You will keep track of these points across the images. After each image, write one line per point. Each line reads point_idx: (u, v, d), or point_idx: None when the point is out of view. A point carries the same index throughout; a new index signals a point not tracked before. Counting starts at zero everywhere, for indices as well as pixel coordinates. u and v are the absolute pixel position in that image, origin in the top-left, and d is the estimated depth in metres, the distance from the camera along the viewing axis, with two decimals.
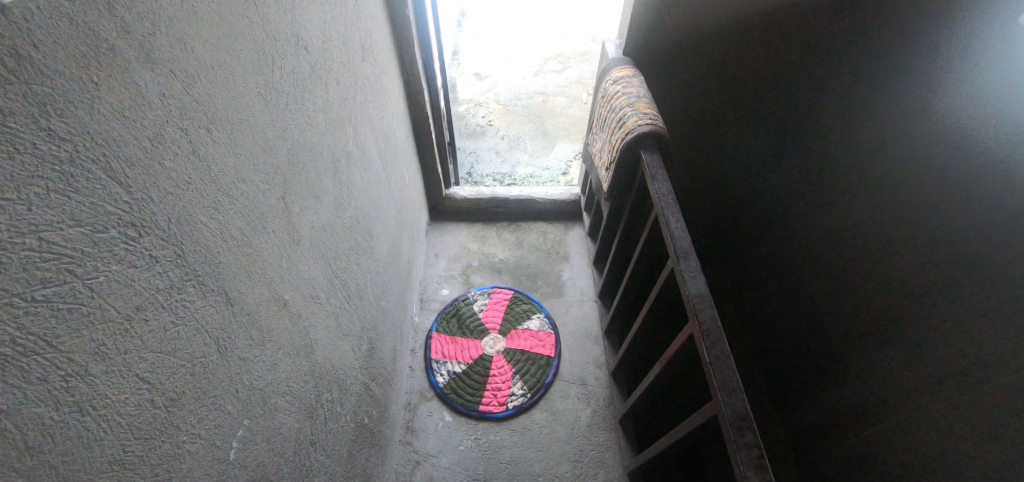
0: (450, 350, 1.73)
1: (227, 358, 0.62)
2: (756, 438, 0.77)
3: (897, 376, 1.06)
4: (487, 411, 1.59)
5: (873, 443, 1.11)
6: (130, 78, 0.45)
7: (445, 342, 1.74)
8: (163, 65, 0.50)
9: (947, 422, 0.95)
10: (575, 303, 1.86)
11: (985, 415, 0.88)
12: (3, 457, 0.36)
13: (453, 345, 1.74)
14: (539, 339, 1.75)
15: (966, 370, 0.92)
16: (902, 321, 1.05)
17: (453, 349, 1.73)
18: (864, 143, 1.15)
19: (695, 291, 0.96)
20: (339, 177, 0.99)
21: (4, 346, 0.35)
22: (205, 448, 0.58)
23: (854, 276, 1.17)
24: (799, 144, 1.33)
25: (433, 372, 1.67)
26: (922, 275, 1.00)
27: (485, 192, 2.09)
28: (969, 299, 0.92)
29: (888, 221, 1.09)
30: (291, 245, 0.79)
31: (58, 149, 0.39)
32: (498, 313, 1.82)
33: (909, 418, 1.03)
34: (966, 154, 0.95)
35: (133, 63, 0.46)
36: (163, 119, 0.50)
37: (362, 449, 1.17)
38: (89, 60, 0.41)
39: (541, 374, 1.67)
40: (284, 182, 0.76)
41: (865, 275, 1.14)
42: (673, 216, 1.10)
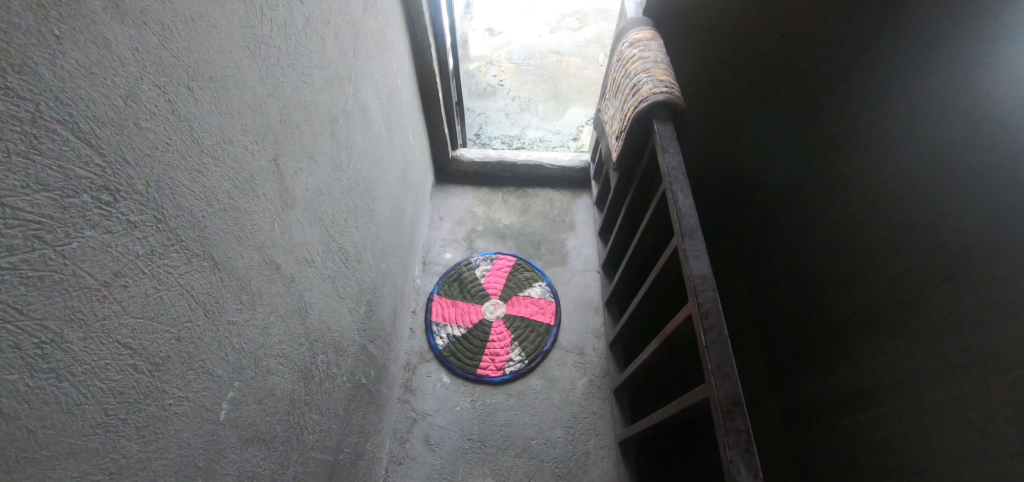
0: (450, 313, 1.74)
1: (215, 323, 0.62)
2: (746, 424, 0.77)
3: (849, 376, 1.07)
4: (485, 375, 1.62)
5: (820, 436, 1.14)
6: (98, 31, 0.42)
7: (445, 305, 1.75)
8: (135, 17, 0.46)
9: (886, 426, 0.97)
10: (578, 272, 1.85)
11: (918, 424, 0.90)
12: None
13: (454, 309, 1.75)
14: (539, 307, 1.75)
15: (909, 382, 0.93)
16: (867, 325, 1.04)
17: (454, 313, 1.74)
18: (861, 137, 1.07)
19: (698, 271, 0.93)
20: (337, 137, 0.96)
21: None
22: (194, 410, 0.59)
23: (829, 274, 1.16)
24: (795, 133, 1.27)
25: (433, 334, 1.69)
26: (891, 286, 0.99)
27: (493, 156, 2.06)
28: (925, 317, 0.91)
29: (865, 227, 1.06)
30: (283, 209, 0.77)
31: (18, 109, 0.37)
32: (500, 279, 1.81)
33: (854, 416, 1.05)
34: (946, 171, 0.90)
35: (101, 15, 0.43)
36: (138, 76, 0.47)
37: (359, 407, 1.20)
38: (49, 12, 0.38)
39: (540, 341, 1.68)
40: (276, 141, 0.73)
41: (841, 276, 1.12)
42: (681, 191, 1.05)
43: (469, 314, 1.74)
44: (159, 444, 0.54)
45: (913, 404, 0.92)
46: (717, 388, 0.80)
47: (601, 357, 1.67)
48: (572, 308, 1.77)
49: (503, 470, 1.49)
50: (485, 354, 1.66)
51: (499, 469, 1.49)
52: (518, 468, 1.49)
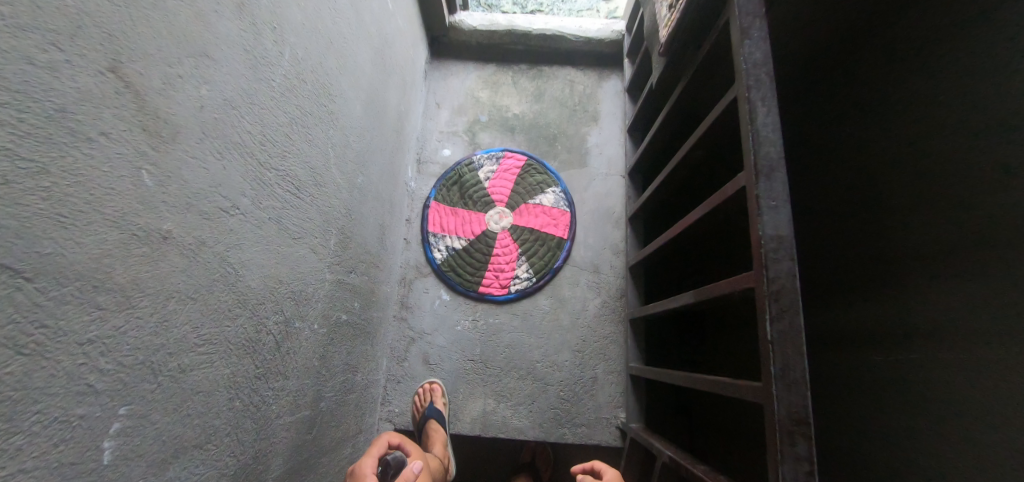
0: (449, 222, 1.51)
1: (52, 351, 0.41)
2: (810, 451, 0.58)
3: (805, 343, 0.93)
4: (487, 293, 1.46)
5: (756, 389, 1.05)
6: None
7: (444, 212, 1.52)
8: None
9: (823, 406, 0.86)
10: (600, 176, 1.56)
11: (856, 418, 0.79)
12: None
13: (453, 217, 1.51)
14: (552, 217, 1.51)
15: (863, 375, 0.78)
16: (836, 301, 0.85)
17: (454, 222, 1.51)
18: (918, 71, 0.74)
19: (772, 230, 0.65)
20: (249, 16, 0.63)
21: None
22: (46, 473, 0.41)
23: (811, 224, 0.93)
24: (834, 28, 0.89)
25: (430, 246, 1.49)
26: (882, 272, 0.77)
27: (501, 22, 1.64)
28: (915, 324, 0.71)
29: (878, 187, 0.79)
30: (159, 144, 0.50)
31: None
32: (507, 183, 1.54)
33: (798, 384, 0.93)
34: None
35: None
36: None
37: (343, 346, 1.06)
38: None
39: (551, 257, 1.48)
40: (108, 38, 0.43)
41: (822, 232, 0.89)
42: (761, 101, 0.72)
43: (471, 224, 1.51)
44: None
45: (868, 427, 0.76)
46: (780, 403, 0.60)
47: (618, 278, 1.48)
48: (590, 219, 1.52)
49: (506, 391, 1.41)
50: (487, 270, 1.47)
51: (501, 391, 1.41)
52: (522, 391, 1.41)
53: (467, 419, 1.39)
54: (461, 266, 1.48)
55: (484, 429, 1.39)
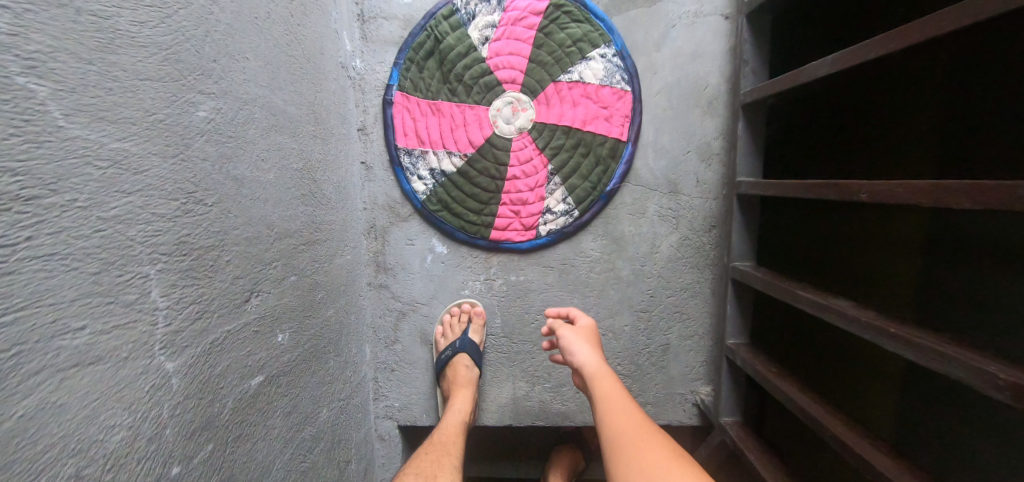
0: (429, 128, 0.90)
1: None
2: None
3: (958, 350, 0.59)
4: (503, 240, 0.93)
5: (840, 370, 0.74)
6: None
7: (417, 111, 0.89)
8: None
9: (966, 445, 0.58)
10: (683, 20, 0.87)
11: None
12: None
13: (435, 118, 0.89)
14: (601, 105, 0.89)
15: None
16: None
17: (436, 128, 0.90)
18: None
19: None
20: None
21: None
22: None
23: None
24: None
25: (403, 173, 0.91)
26: None
27: None
28: None
29: None
30: None
31: None
32: (520, 48, 0.88)
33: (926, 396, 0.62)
34: None
35: None
36: None
37: (268, 418, 0.61)
38: None
39: (602, 176, 0.91)
40: None
41: None
42: None
43: (466, 128, 0.90)
44: None
45: None
46: None
47: (709, 200, 0.92)
48: (665, 103, 0.90)
49: (542, 371, 1.00)
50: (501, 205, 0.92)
51: (536, 372, 1.00)
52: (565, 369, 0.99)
53: (492, 409, 1.01)
54: (458, 201, 0.92)
55: (517, 419, 1.02)
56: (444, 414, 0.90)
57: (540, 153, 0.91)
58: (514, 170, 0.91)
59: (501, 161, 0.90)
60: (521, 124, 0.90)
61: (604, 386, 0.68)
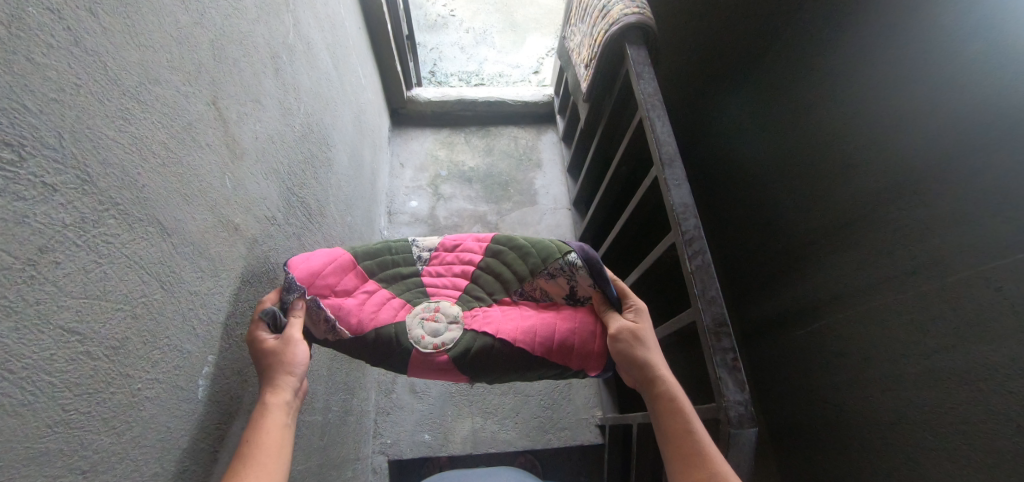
0: (458, 360, 0.88)
1: (175, 295, 0.54)
2: (721, 308, 0.85)
3: (789, 327, 1.28)
4: (603, 346, 0.88)
5: None
6: None
7: (364, 318, 0.86)
8: None
9: (808, 367, 1.20)
10: (548, 211, 1.76)
11: (837, 384, 1.12)
12: None
13: (449, 356, 0.88)
14: (527, 313, 0.95)
15: (848, 362, 1.09)
16: (831, 308, 1.14)
17: (403, 339, 0.87)
18: (886, 165, 1.01)
19: (679, 199, 0.93)
20: (280, 77, 0.86)
21: None
22: (167, 392, 0.53)
23: (804, 259, 1.22)
24: (789, 131, 1.26)
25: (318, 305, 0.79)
26: (860, 296, 1.06)
27: (452, 94, 1.94)
28: (894, 336, 0.99)
29: (867, 240, 1.04)
30: (234, 160, 0.68)
31: None
32: (504, 325, 0.92)
33: None
34: (959, 216, 0.88)
35: None
36: (49, 15, 0.39)
37: (341, 365, 1.17)
38: None
39: (550, 248, 0.97)
40: (211, 83, 0.63)
41: (818, 257, 1.17)
42: (658, 118, 1.03)
43: (436, 347, 0.88)
44: (131, 434, 0.48)
45: (866, 396, 1.04)
46: (704, 312, 0.84)
47: None
48: None
49: (491, 408, 1.52)
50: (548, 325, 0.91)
51: (486, 409, 1.52)
52: (505, 405, 1.53)
53: (458, 440, 1.46)
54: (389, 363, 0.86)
55: (475, 448, 1.46)
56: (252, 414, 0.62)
57: (492, 328, 0.91)
58: (515, 322, 0.93)
59: (403, 274, 0.97)
60: (449, 336, 0.90)
61: (675, 388, 0.75)
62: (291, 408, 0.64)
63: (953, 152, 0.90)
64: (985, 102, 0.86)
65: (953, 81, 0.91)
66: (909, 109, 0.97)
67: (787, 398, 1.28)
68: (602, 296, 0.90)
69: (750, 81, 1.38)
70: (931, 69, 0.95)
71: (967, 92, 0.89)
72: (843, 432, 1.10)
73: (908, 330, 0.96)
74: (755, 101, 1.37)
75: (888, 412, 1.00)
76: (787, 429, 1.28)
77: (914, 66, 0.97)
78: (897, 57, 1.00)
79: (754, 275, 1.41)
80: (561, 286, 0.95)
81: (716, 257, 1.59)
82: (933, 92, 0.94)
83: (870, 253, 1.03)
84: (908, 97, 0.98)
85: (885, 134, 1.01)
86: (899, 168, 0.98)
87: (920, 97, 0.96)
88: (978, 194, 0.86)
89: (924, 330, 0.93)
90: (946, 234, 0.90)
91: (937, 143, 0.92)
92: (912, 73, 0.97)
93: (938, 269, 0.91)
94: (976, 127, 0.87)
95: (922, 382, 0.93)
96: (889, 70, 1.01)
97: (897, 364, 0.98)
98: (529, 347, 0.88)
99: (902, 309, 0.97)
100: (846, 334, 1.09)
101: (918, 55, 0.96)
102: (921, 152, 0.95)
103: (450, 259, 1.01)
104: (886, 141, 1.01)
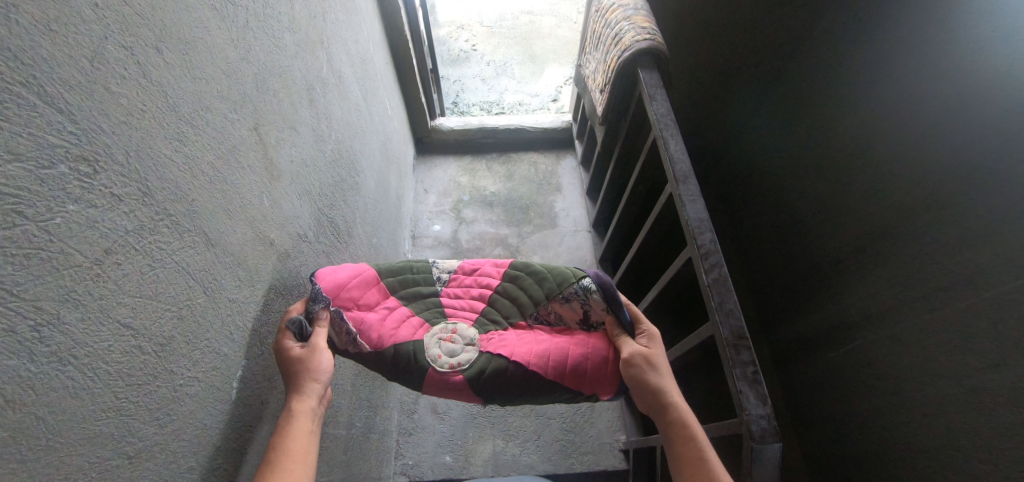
0: (472, 381, 0.89)
1: (216, 301, 0.59)
2: (741, 321, 0.84)
3: (819, 347, 1.24)
4: (616, 371, 0.88)
5: None
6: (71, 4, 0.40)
7: (384, 334, 0.89)
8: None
9: (842, 388, 1.16)
10: (569, 234, 1.78)
11: (873, 405, 1.08)
12: (37, 400, 0.38)
13: (463, 376, 0.89)
14: (542, 338, 0.96)
15: (883, 380, 1.05)
16: (862, 326, 1.11)
17: (421, 357, 0.90)
18: (912, 177, 1.00)
19: (695, 215, 0.95)
20: (314, 106, 0.93)
21: (5, 302, 0.35)
22: (205, 390, 0.57)
23: (833, 275, 1.20)
24: (811, 149, 1.27)
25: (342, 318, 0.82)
26: (893, 311, 1.04)
27: (473, 122, 2.02)
28: (929, 352, 0.95)
29: (898, 254, 1.02)
30: (271, 181, 0.74)
31: (22, 100, 0.36)
32: (518, 348, 0.93)
33: None
34: (990, 225, 0.86)
35: None
36: (124, 51, 0.46)
37: (365, 383, 1.20)
38: (48, 13, 0.38)
39: (565, 274, 1.00)
40: (255, 110, 0.69)
41: (847, 272, 1.16)
42: (672, 137, 1.05)
43: (452, 367, 0.90)
44: (172, 426, 0.52)
45: (905, 417, 1.00)
46: (723, 326, 0.84)
47: None
48: None
49: (513, 430, 1.51)
50: (561, 349, 0.92)
51: (508, 431, 1.51)
52: (527, 427, 1.52)
53: (479, 462, 1.46)
54: (405, 375, 0.88)
55: (498, 471, 1.44)
56: (279, 421, 0.65)
57: (506, 350, 0.92)
58: (530, 345, 0.94)
59: (423, 292, 1.00)
60: (465, 357, 0.92)
61: (688, 416, 0.75)
62: (316, 415, 0.67)
63: (978, 161, 0.89)
64: (1004, 110, 0.86)
65: (972, 91, 0.91)
66: (935, 115, 0.97)
67: (822, 424, 1.23)
68: (617, 319, 0.91)
69: (768, 101, 1.41)
70: (951, 79, 0.95)
71: (984, 102, 0.89)
72: (883, 457, 1.05)
73: (944, 345, 0.93)
74: (775, 120, 1.39)
75: (930, 437, 0.95)
76: (823, 455, 1.23)
77: (934, 77, 0.97)
78: (913, 71, 1.01)
79: (782, 295, 1.39)
80: (576, 311, 0.97)
81: (743, 276, 1.57)
82: (958, 97, 0.93)
83: (904, 267, 1.01)
84: (932, 106, 0.97)
85: (912, 142, 1.01)
86: (924, 179, 0.98)
87: (943, 107, 0.96)
88: (1008, 203, 0.84)
89: (961, 344, 0.90)
90: (979, 246, 0.88)
91: (967, 147, 0.91)
92: (933, 85, 0.97)
93: (973, 281, 0.88)
94: (1000, 135, 0.86)
95: (964, 400, 0.89)
96: (909, 82, 1.02)
97: (938, 386, 0.94)
98: (542, 371, 0.89)
99: (937, 324, 0.94)
100: (879, 352, 1.06)
101: (940, 64, 0.97)
102: (950, 158, 0.94)
103: (469, 282, 1.04)
104: (913, 150, 1.00)
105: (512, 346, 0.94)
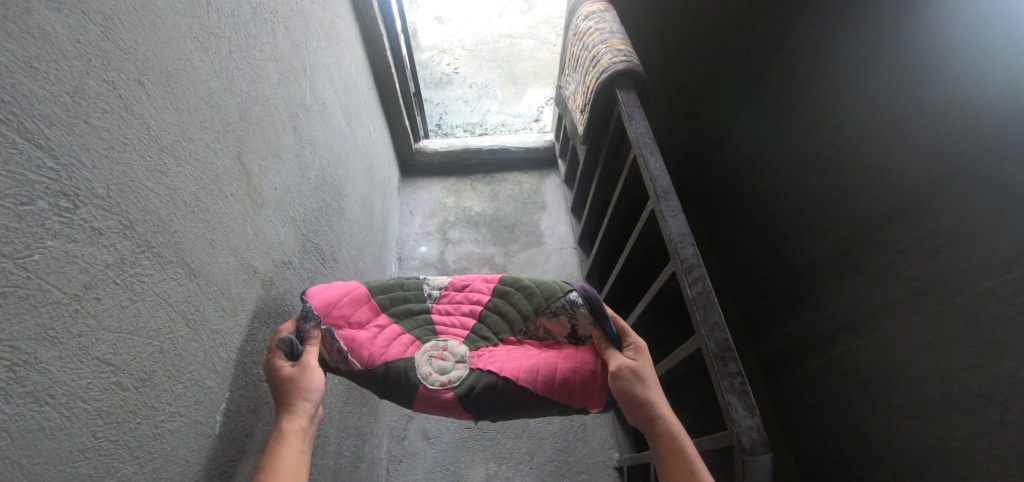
0: (462, 400, 0.88)
1: (198, 333, 0.58)
2: (726, 334, 0.85)
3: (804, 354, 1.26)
4: (604, 384, 0.88)
5: None
6: (53, 45, 0.40)
7: (374, 352, 0.88)
8: (96, 33, 0.45)
9: (829, 395, 1.17)
10: (554, 251, 1.79)
11: (860, 410, 1.09)
12: (8, 443, 0.36)
13: (454, 394, 0.88)
14: (531, 353, 0.96)
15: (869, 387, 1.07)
16: (844, 332, 1.13)
17: (411, 375, 0.88)
18: (886, 185, 1.04)
19: (677, 228, 0.97)
20: (297, 133, 0.93)
21: None
22: (187, 426, 0.56)
23: (814, 282, 1.22)
24: (787, 160, 1.31)
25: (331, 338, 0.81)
26: (872, 317, 1.06)
27: (457, 144, 2.04)
28: (911, 355, 0.97)
29: (876, 260, 1.05)
30: (255, 209, 0.74)
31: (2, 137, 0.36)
32: (507, 364, 0.92)
33: None
34: (963, 230, 0.89)
35: (58, 35, 0.41)
36: (105, 87, 0.46)
37: (352, 410, 1.18)
38: (30, 54, 0.38)
39: (552, 288, 1.00)
40: (238, 141, 0.70)
41: (828, 280, 1.18)
42: (651, 154, 1.08)
43: (443, 384, 0.89)
44: (152, 465, 0.50)
45: (892, 421, 1.01)
46: (710, 339, 0.85)
47: None
48: None
49: (505, 452, 1.49)
50: (550, 365, 0.92)
51: (501, 453, 1.49)
52: (520, 449, 1.50)
53: None
54: (396, 394, 0.87)
55: None
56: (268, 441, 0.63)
57: (495, 366, 0.92)
58: (519, 361, 0.93)
59: (414, 310, 1.00)
60: (455, 374, 0.91)
61: (676, 428, 0.74)
62: (307, 435, 0.65)
63: (947, 168, 0.93)
64: (968, 120, 0.90)
65: (937, 102, 0.95)
66: (909, 123, 1.00)
67: (812, 433, 1.23)
68: (603, 333, 0.91)
69: (745, 117, 1.45)
70: (916, 91, 0.99)
71: (948, 113, 0.93)
72: (873, 462, 1.06)
73: (924, 349, 0.95)
74: (753, 133, 1.43)
75: (918, 440, 0.96)
76: (814, 464, 1.23)
77: (902, 89, 1.02)
78: (881, 84, 1.06)
79: (767, 304, 1.41)
80: (563, 325, 0.97)
81: (727, 287, 1.59)
82: (926, 107, 0.97)
83: (882, 273, 1.04)
84: (904, 116, 1.01)
85: (896, 145, 1.02)
86: (897, 187, 1.01)
87: (910, 118, 1.00)
88: (977, 208, 0.87)
89: (940, 347, 0.92)
90: (953, 249, 0.91)
91: (940, 153, 0.94)
92: (901, 97, 1.02)
93: (950, 286, 0.91)
94: (965, 144, 0.90)
95: (946, 401, 0.91)
96: (879, 95, 1.06)
97: (922, 389, 0.95)
98: (531, 386, 0.88)
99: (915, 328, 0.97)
100: (862, 357, 1.08)
101: (906, 77, 1.01)
102: (919, 167, 0.98)
103: (460, 298, 1.04)
104: (895, 154, 1.02)
105: (502, 362, 0.93)
